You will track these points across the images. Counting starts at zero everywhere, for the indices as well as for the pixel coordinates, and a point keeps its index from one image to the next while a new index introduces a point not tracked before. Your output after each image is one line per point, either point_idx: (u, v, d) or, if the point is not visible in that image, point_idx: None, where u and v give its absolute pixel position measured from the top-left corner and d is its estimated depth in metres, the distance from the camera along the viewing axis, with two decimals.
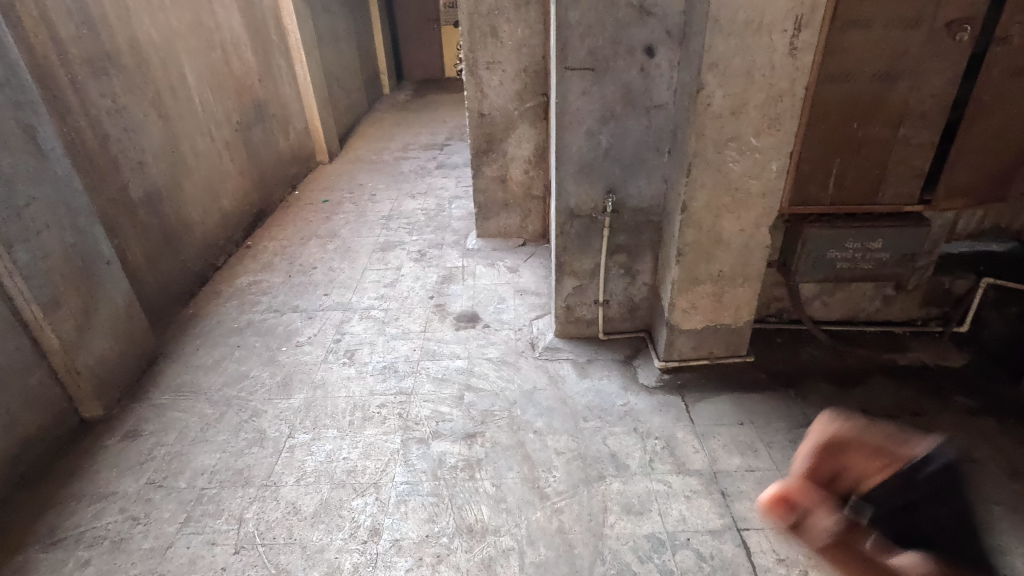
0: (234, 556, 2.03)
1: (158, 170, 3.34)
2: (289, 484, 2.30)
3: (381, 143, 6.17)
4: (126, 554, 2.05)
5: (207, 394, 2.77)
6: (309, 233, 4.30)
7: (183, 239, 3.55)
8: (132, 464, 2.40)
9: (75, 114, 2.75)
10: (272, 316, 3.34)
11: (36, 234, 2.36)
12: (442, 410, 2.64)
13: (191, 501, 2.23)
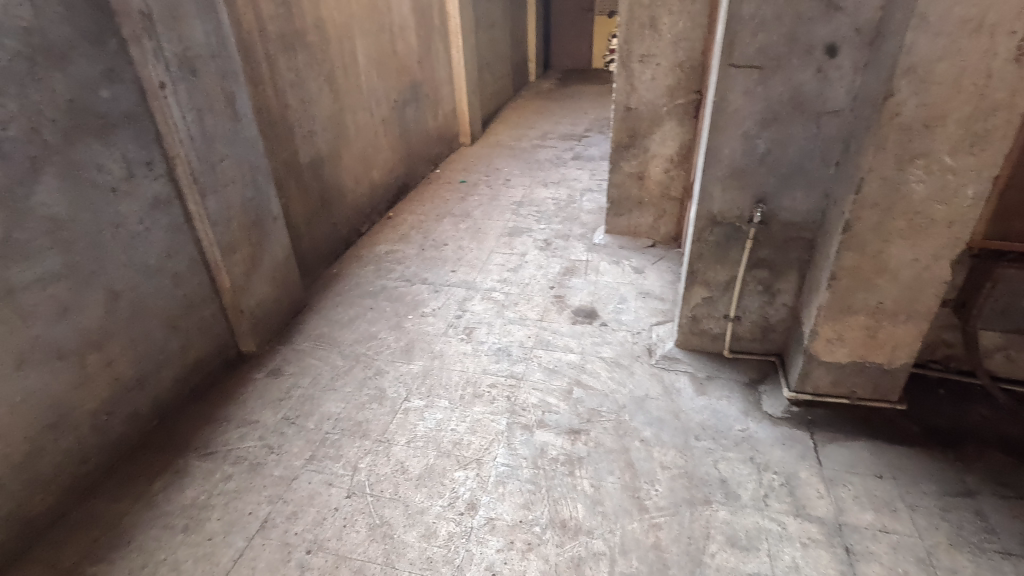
0: (346, 499, 2.22)
1: (324, 140, 3.69)
2: (400, 444, 2.45)
3: (521, 129, 6.29)
4: (260, 476, 2.32)
5: (340, 347, 3.03)
6: (445, 211, 4.52)
7: (336, 204, 3.90)
8: (273, 399, 2.71)
9: (265, 84, 3.10)
10: (403, 285, 3.56)
11: (224, 187, 2.71)
12: (549, 400, 2.65)
13: (316, 442, 2.47)
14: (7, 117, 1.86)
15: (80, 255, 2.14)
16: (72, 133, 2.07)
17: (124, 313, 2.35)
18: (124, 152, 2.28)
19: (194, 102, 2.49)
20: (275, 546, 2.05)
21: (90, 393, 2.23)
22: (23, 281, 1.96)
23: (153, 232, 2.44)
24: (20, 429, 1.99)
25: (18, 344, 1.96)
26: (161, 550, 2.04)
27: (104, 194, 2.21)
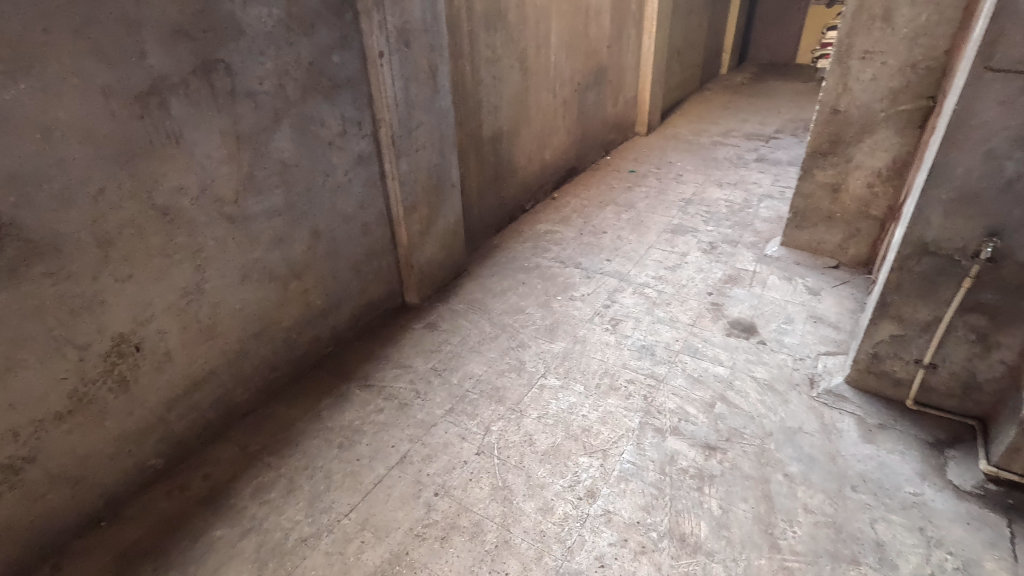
0: (475, 456, 2.36)
1: (507, 117, 3.85)
2: (531, 417, 2.53)
3: (702, 124, 5.95)
4: (405, 416, 2.56)
5: (490, 315, 3.19)
6: (609, 199, 4.47)
7: (507, 180, 4.06)
8: (426, 349, 2.95)
9: (464, 59, 3.31)
10: (557, 265, 3.62)
11: (416, 151, 2.96)
12: (688, 409, 2.53)
13: (457, 397, 2.65)
14: (263, 74, 2.23)
15: (297, 196, 2.51)
16: (306, 91, 2.42)
17: (321, 250, 2.71)
18: (342, 111, 2.60)
19: (404, 71, 2.74)
20: (409, 481, 2.26)
21: (287, 313, 2.63)
22: (255, 212, 2.35)
23: (353, 184, 2.77)
24: (235, 332, 2.42)
25: (244, 262, 2.37)
26: (319, 458, 2.36)
27: (322, 146, 2.56)
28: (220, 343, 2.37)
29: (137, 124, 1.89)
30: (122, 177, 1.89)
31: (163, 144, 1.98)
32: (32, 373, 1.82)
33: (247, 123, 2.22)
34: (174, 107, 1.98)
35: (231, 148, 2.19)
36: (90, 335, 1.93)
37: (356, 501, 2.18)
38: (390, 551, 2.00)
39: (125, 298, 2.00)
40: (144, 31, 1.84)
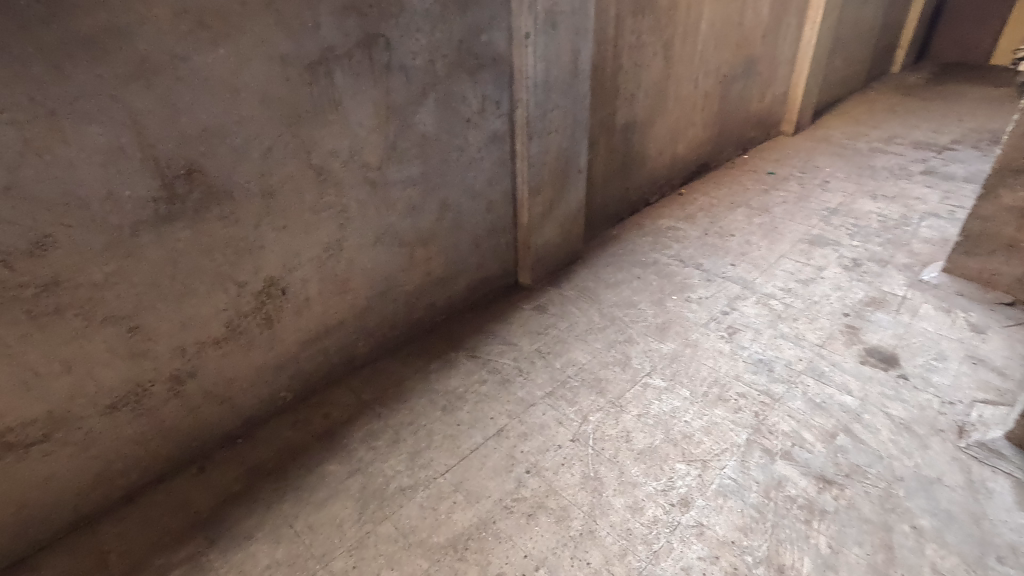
0: (569, 442, 2.37)
1: (643, 105, 3.73)
2: (630, 414, 2.48)
3: (861, 127, 5.36)
4: (506, 391, 2.62)
5: (601, 305, 3.16)
6: (742, 200, 4.20)
7: (635, 170, 3.95)
8: (533, 330, 2.99)
9: (608, 44, 3.25)
10: (676, 264, 3.49)
11: (548, 133, 2.98)
12: (804, 435, 2.34)
13: (557, 381, 2.67)
14: (417, 49, 2.35)
15: (432, 168, 2.63)
16: (453, 68, 2.51)
17: (447, 222, 2.83)
18: (484, 89, 2.68)
19: (548, 53, 2.75)
20: (503, 454, 2.32)
21: (409, 278, 2.79)
22: (394, 179, 2.51)
23: (484, 161, 2.85)
24: (364, 288, 2.62)
25: (379, 226, 2.54)
26: (423, 417, 2.50)
27: (461, 122, 2.65)
28: (350, 297, 2.58)
29: (305, 90, 2.09)
30: (289, 137, 2.11)
31: (325, 110, 2.17)
32: (200, 301, 2.10)
33: (397, 95, 2.36)
34: (338, 77, 2.16)
35: (380, 118, 2.35)
36: (248, 275, 2.19)
37: (452, 464, 2.29)
38: (478, 517, 2.09)
39: (278, 246, 2.24)
40: (321, 5, 2.01)
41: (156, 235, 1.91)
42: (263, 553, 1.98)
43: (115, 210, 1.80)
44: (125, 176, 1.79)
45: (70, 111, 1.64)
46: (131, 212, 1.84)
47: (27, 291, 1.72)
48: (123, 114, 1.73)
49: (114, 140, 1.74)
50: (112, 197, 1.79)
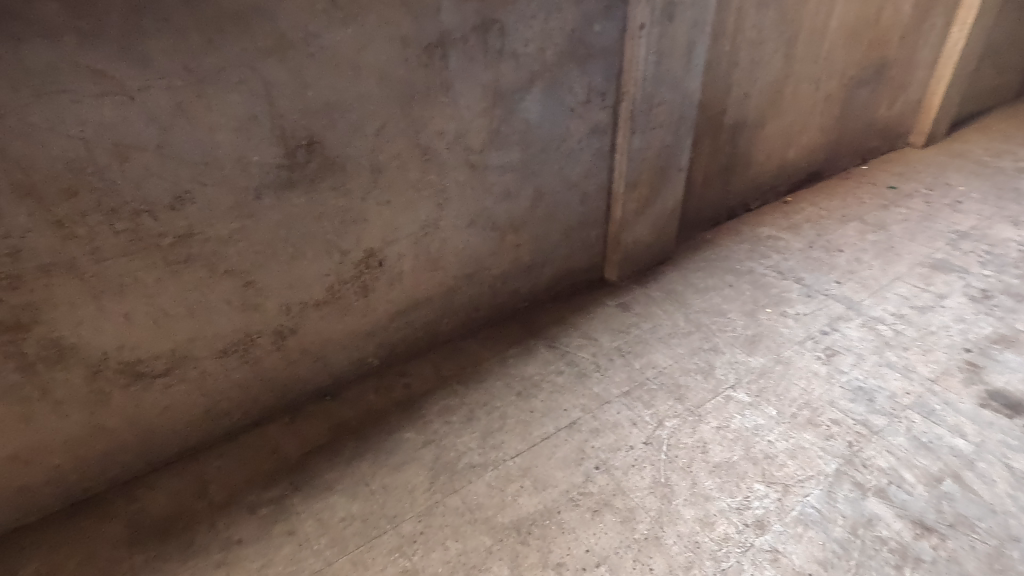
0: (641, 444, 2.32)
1: (756, 105, 3.54)
2: (709, 426, 2.39)
3: (1007, 144, 4.77)
4: (581, 385, 2.61)
5: (688, 310, 3.05)
6: (855, 214, 3.88)
7: (739, 173, 3.76)
8: (614, 327, 2.95)
9: (725, 38, 3.10)
10: (773, 275, 3.29)
11: (652, 129, 2.90)
12: (904, 474, 2.15)
13: (635, 382, 2.62)
14: (530, 36, 2.36)
15: (531, 156, 2.65)
16: (563, 57, 2.50)
17: (540, 210, 2.84)
18: (591, 80, 2.65)
19: (661, 46, 2.67)
20: (573, 447, 2.32)
21: (497, 262, 2.83)
22: (493, 164, 2.55)
23: (583, 152, 2.82)
24: (453, 268, 2.69)
25: (474, 208, 2.60)
26: (498, 400, 2.54)
27: (564, 112, 2.64)
28: (440, 275, 2.66)
29: (421, 72, 2.16)
30: (400, 117, 2.20)
31: (436, 92, 2.24)
32: (307, 265, 2.25)
33: (506, 81, 2.39)
34: (452, 60, 2.21)
35: (487, 103, 2.39)
36: (350, 244, 2.32)
37: (521, 449, 2.32)
38: (543, 504, 2.10)
39: (380, 220, 2.35)
40: None
41: (276, 200, 2.07)
42: (340, 506, 2.11)
43: (244, 174, 1.97)
44: (255, 143, 1.94)
45: (216, 81, 1.80)
46: (257, 176, 2.00)
47: (166, 240, 1.92)
48: (260, 86, 1.88)
49: (250, 109, 1.89)
50: (243, 161, 1.95)
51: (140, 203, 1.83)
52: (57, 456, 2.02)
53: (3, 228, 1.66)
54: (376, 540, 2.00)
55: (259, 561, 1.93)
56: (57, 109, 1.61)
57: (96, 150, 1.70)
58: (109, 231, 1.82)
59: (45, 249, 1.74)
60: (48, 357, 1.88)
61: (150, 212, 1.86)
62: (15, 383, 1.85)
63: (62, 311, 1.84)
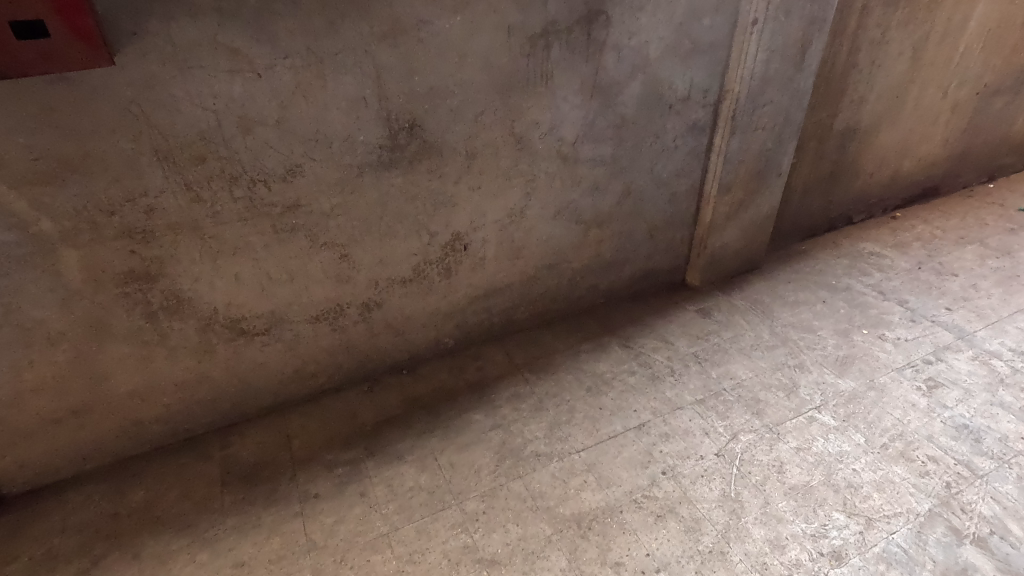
0: (713, 455, 2.25)
1: (871, 111, 3.29)
2: (787, 445, 2.28)
3: None
4: (654, 388, 2.56)
5: (774, 322, 2.90)
6: (976, 236, 3.53)
7: (844, 183, 3.51)
8: (693, 332, 2.86)
9: (844, 38, 2.90)
10: (873, 295, 3.07)
11: (754, 130, 2.77)
12: (1009, 526, 1.97)
13: (710, 391, 2.53)
14: (635, 29, 2.32)
15: (624, 151, 2.61)
16: (667, 51, 2.44)
17: (627, 207, 2.79)
18: (693, 76, 2.56)
19: (773, 43, 2.54)
20: (641, 449, 2.29)
21: (579, 256, 2.82)
22: (585, 157, 2.53)
23: (678, 151, 2.75)
24: (535, 258, 2.71)
25: (561, 200, 2.60)
26: (567, 392, 2.54)
27: (663, 108, 2.58)
28: (521, 264, 2.69)
29: (523, 61, 2.18)
30: (499, 105, 2.23)
31: (536, 82, 2.25)
32: (398, 243, 2.35)
33: (606, 74, 2.37)
34: (554, 51, 2.22)
35: (585, 95, 2.37)
36: (439, 226, 2.40)
37: (588, 444, 2.31)
38: (606, 502, 2.09)
39: (470, 205, 2.41)
40: None
41: (375, 178, 2.17)
42: (409, 475, 2.20)
43: (349, 152, 2.08)
44: (363, 123, 2.04)
45: (333, 62, 1.91)
46: (361, 155, 2.10)
47: (276, 209, 2.07)
48: (371, 69, 1.97)
49: (360, 91, 1.99)
50: (349, 140, 2.06)
51: (257, 173, 1.98)
52: (167, 396, 2.24)
53: (142, 187, 1.85)
54: (440, 513, 2.07)
55: (332, 517, 2.06)
56: (196, 82, 1.77)
57: (224, 122, 1.85)
58: (229, 197, 1.98)
59: (175, 209, 1.92)
60: (169, 307, 2.08)
61: (265, 181, 2.00)
62: (140, 327, 2.07)
63: (184, 266, 2.03)
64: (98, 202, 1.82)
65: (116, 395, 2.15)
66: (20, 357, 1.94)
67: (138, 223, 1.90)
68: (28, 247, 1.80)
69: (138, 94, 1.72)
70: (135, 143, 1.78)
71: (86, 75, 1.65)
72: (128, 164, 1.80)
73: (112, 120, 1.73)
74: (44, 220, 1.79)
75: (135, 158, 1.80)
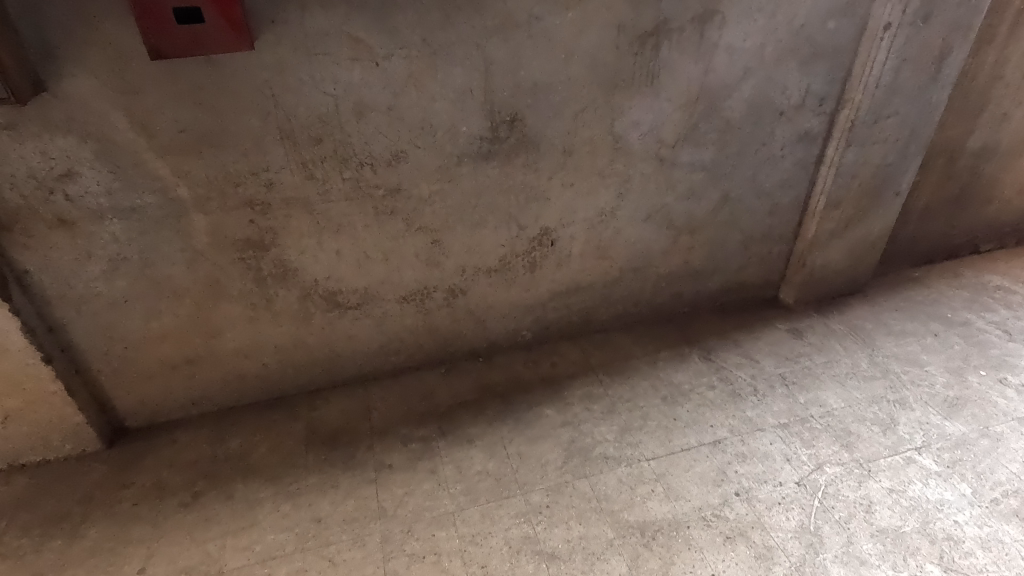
0: (792, 484, 2.13)
1: (1015, 129, 2.95)
2: (879, 485, 2.11)
3: None
4: (734, 405, 2.45)
5: (874, 351, 2.69)
6: None
7: (973, 208, 3.18)
8: (781, 353, 2.71)
9: (991, 47, 2.62)
10: (997, 334, 2.76)
11: (873, 143, 2.57)
12: None
13: (796, 416, 2.40)
14: (751, 31, 2.22)
15: (725, 157, 2.51)
16: (784, 55, 2.31)
17: (723, 215, 2.68)
18: (810, 82, 2.42)
19: (906, 51, 2.35)
20: (714, 466, 2.21)
21: (666, 261, 2.74)
22: (683, 161, 2.46)
23: (784, 160, 2.60)
24: (621, 259, 2.67)
25: (654, 203, 2.54)
26: (641, 399, 2.49)
27: (773, 114, 2.45)
28: (606, 264, 2.66)
29: (630, 60, 2.16)
30: (601, 102, 2.22)
31: (641, 81, 2.22)
32: (487, 233, 2.40)
33: (715, 76, 2.28)
34: (664, 50, 2.17)
35: (690, 97, 2.31)
36: (529, 220, 2.42)
37: (658, 453, 2.26)
38: (673, 515, 2.04)
39: (561, 201, 2.41)
40: None
41: (473, 168, 2.23)
42: (478, 460, 2.26)
43: (452, 141, 2.15)
44: (467, 114, 2.11)
45: (445, 54, 1.98)
46: (462, 145, 2.17)
47: (379, 191, 2.18)
48: (480, 62, 2.02)
49: (468, 83, 2.05)
50: (453, 130, 2.13)
51: (365, 156, 2.09)
52: (267, 357, 2.44)
53: (266, 163, 2.02)
54: (505, 500, 2.10)
55: (403, 488, 2.16)
56: (321, 68, 1.90)
57: (341, 107, 1.98)
58: (339, 177, 2.11)
59: (291, 184, 2.08)
60: (276, 275, 2.25)
61: (372, 165, 2.12)
62: (250, 290, 2.26)
63: (293, 238, 2.19)
64: (227, 173, 2.00)
65: (224, 351, 2.36)
66: (151, 307, 2.19)
67: (258, 196, 2.07)
68: (167, 209, 2.02)
69: (270, 78, 1.87)
70: (263, 122, 1.94)
71: (229, 59, 1.81)
72: (255, 141, 1.97)
73: (246, 100, 1.89)
74: (182, 187, 1.99)
75: (261, 136, 1.96)
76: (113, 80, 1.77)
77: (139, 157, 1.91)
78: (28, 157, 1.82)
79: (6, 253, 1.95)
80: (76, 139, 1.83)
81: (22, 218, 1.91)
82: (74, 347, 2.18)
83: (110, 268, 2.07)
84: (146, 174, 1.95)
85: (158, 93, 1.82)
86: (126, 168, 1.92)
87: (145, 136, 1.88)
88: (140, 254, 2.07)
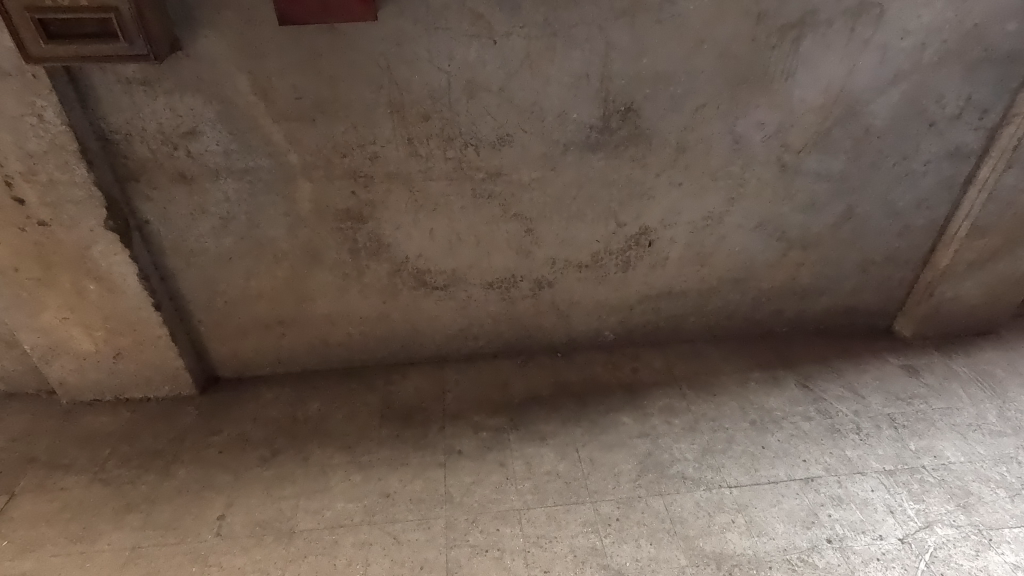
0: (895, 539, 1.92)
1: None
2: (1001, 558, 1.86)
3: None
4: (832, 442, 2.23)
5: (1006, 403, 2.37)
6: None
7: None
8: (892, 391, 2.43)
9: None
10: None
11: None
12: None
13: (904, 464, 2.15)
14: (912, 29, 1.96)
15: (858, 168, 2.26)
16: (947, 57, 2.03)
17: (844, 232, 2.43)
18: (974, 91, 2.11)
19: None
20: (804, 505, 2.02)
21: (772, 275, 2.53)
22: (809, 168, 2.24)
23: (926, 178, 2.31)
24: (721, 269, 2.48)
25: (768, 211, 2.33)
26: (727, 421, 2.32)
27: (921, 124, 2.17)
28: (704, 272, 2.49)
29: (765, 53, 1.96)
30: (726, 98, 2.04)
31: (775, 77, 2.02)
32: (584, 226, 2.30)
33: (860, 77, 2.04)
34: (805, 45, 1.96)
35: (828, 99, 2.08)
36: (629, 217, 2.30)
37: (742, 483, 2.10)
38: (754, 552, 1.89)
39: (666, 200, 2.27)
40: None
41: (578, 159, 2.13)
42: (548, 459, 2.19)
43: (560, 128, 2.06)
44: (580, 100, 2.00)
45: (566, 36, 1.88)
46: (570, 133, 2.07)
47: (480, 173, 2.13)
48: (602, 46, 1.91)
49: (586, 68, 1.94)
50: (563, 116, 2.03)
51: (471, 137, 2.04)
52: (352, 326, 2.47)
53: (373, 135, 2.01)
54: (574, 506, 2.03)
55: (471, 477, 2.13)
56: (438, 43, 1.85)
57: (453, 84, 1.93)
58: (442, 156, 2.07)
59: (395, 159, 2.07)
60: (371, 248, 2.27)
61: (476, 146, 2.06)
62: (344, 261, 2.29)
63: (390, 213, 2.19)
64: (336, 144, 2.02)
65: (314, 316, 2.42)
66: (252, 266, 2.26)
67: (362, 168, 2.08)
68: (276, 174, 2.07)
69: (387, 49, 1.85)
70: (375, 94, 1.93)
71: (351, 29, 1.81)
72: (366, 113, 1.96)
73: (362, 71, 1.88)
74: (292, 153, 2.03)
75: (372, 108, 1.96)
76: (241, 43, 1.81)
77: (257, 122, 1.96)
78: (159, 113, 1.91)
79: (130, 201, 2.07)
80: (202, 99, 1.90)
81: (147, 169, 2.02)
82: (181, 296, 2.30)
83: (220, 226, 2.16)
84: (261, 138, 1.99)
85: (281, 59, 1.84)
86: (244, 131, 1.97)
87: (264, 101, 1.92)
88: (247, 215, 2.14)
